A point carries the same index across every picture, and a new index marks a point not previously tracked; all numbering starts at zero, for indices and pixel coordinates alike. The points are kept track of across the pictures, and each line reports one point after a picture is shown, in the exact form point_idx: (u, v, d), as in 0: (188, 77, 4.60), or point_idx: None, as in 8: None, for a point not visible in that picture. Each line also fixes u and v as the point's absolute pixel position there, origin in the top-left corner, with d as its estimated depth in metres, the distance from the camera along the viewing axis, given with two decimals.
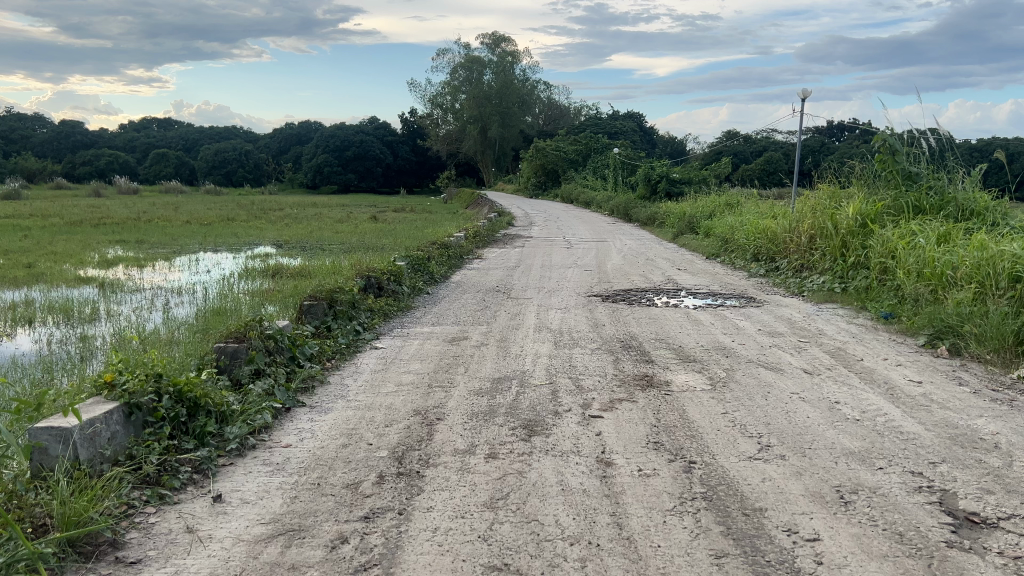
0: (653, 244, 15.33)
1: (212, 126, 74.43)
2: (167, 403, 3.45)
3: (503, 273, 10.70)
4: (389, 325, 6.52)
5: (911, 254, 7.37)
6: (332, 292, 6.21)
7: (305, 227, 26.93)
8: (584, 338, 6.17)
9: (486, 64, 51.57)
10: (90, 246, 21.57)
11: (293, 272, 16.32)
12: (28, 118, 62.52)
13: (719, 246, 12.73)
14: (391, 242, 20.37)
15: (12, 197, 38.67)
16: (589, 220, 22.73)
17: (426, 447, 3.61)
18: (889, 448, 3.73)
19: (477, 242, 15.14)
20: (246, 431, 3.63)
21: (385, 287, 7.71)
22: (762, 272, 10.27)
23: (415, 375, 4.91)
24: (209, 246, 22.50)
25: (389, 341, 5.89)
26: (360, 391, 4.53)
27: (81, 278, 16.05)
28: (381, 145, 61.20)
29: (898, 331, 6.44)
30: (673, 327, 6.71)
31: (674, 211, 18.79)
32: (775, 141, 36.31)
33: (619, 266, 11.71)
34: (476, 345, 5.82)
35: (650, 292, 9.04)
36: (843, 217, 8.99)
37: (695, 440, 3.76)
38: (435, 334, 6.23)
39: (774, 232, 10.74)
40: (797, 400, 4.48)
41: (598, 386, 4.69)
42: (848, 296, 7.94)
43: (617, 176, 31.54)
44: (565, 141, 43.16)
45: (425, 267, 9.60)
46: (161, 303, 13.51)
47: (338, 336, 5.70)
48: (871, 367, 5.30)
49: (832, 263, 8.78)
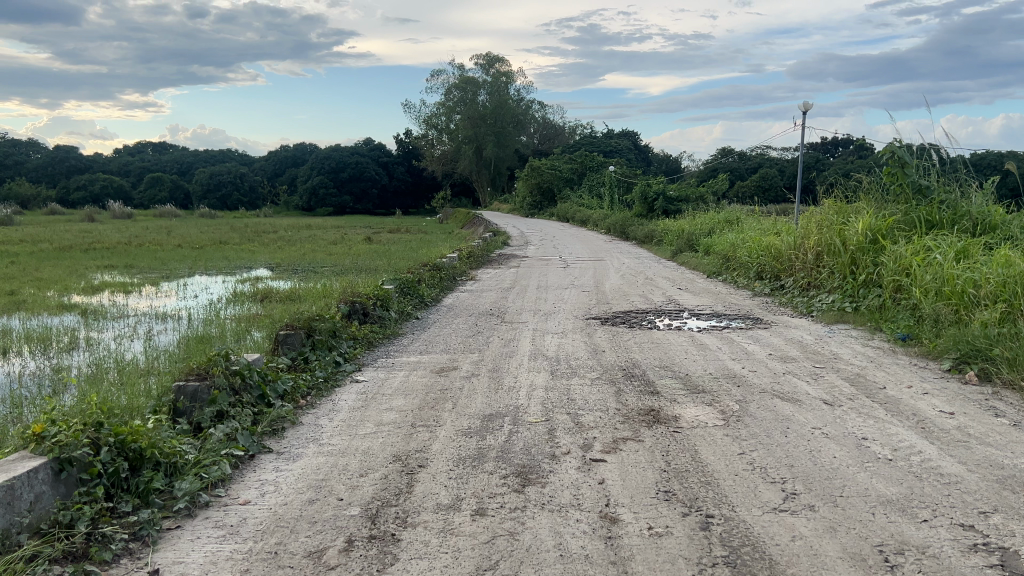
0: (652, 263, 14.94)
1: (207, 150, 74.27)
2: (105, 457, 3.01)
3: (497, 295, 10.28)
4: (373, 354, 6.07)
5: (929, 271, 6.96)
6: (310, 321, 5.77)
7: (297, 249, 26.53)
8: (583, 366, 5.72)
9: (480, 84, 51.40)
10: (78, 272, 21.12)
11: (283, 297, 15.88)
12: (22, 144, 62.23)
13: (721, 264, 12.33)
14: (385, 263, 19.98)
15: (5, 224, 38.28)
16: (586, 239, 22.38)
17: (405, 502, 3.15)
18: (932, 495, 3.28)
19: (472, 263, 14.74)
20: (199, 486, 3.18)
21: (370, 313, 7.27)
22: (767, 291, 9.86)
23: (397, 412, 4.46)
24: (199, 270, 22.06)
25: (372, 373, 5.45)
26: (338, 433, 4.09)
27: (64, 305, 15.62)
28: (375, 166, 60.99)
29: (919, 354, 6.00)
30: (678, 352, 6.27)
31: (672, 229, 18.42)
32: (770, 158, 36.14)
33: (618, 285, 11.30)
34: (466, 376, 5.36)
35: (651, 314, 8.63)
36: (851, 232, 8.57)
37: (710, 488, 3.32)
38: (423, 364, 5.77)
39: (779, 250, 10.34)
40: (820, 437, 4.04)
41: (599, 423, 4.24)
42: (861, 316, 7.52)
43: (613, 194, 31.25)
44: (560, 159, 42.93)
45: (415, 290, 9.17)
46: (144, 330, 13.05)
47: (316, 369, 5.25)
48: (896, 397, 4.85)
49: (841, 282, 8.37)
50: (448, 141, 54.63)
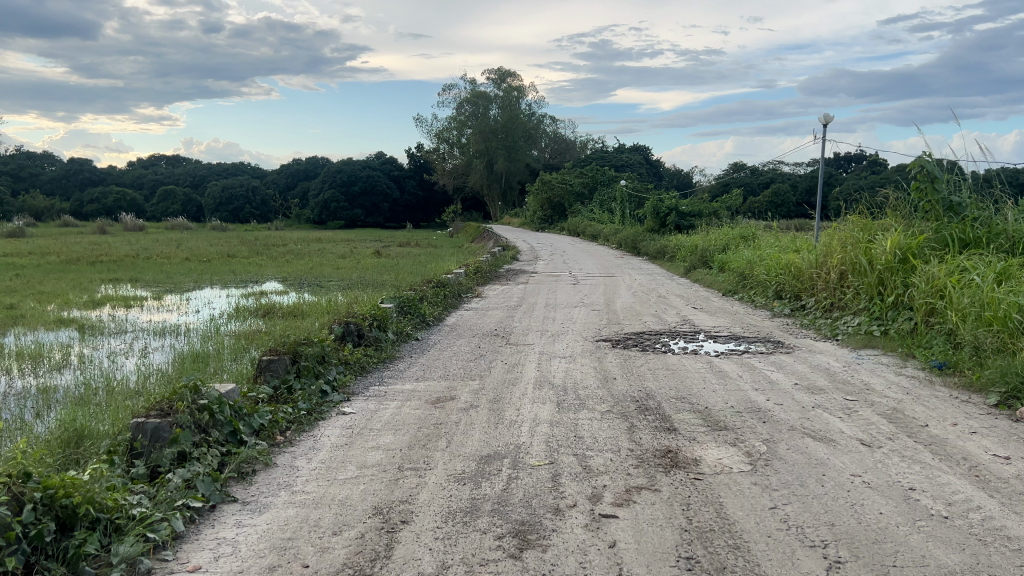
0: (665, 280, 14.46)
1: (220, 163, 74.39)
2: (27, 518, 2.56)
3: (504, 313, 9.84)
4: (364, 381, 5.61)
5: (966, 295, 6.47)
6: (295, 346, 5.31)
7: (305, 263, 26.16)
8: (592, 396, 5.24)
9: (492, 99, 51.03)
10: (82, 286, 20.77)
11: (286, 312, 15.46)
12: (36, 156, 62.35)
13: (737, 282, 11.84)
14: (393, 278, 19.55)
15: (16, 236, 38.16)
16: (597, 254, 21.92)
17: (381, 570, 2.69)
18: (1002, 566, 2.78)
19: (478, 278, 14.29)
20: (141, 549, 2.72)
21: (366, 335, 6.81)
22: (787, 312, 9.38)
23: (383, 452, 4.00)
24: (204, 284, 21.70)
25: (361, 403, 4.98)
26: (315, 479, 3.63)
27: (61, 319, 15.23)
28: (386, 179, 60.81)
29: (960, 385, 5.51)
30: (695, 381, 5.78)
31: (685, 245, 17.97)
32: (783, 173, 35.72)
33: (629, 304, 10.83)
34: (464, 408, 4.88)
35: (665, 336, 8.15)
36: (879, 250, 8.07)
37: (740, 556, 2.83)
38: (418, 394, 5.29)
39: (800, 268, 9.84)
40: (862, 488, 3.54)
41: (610, 468, 3.76)
42: (892, 340, 7.02)
43: (625, 210, 30.91)
44: (572, 174, 42.57)
45: (415, 309, 8.71)
46: (140, 347, 12.63)
47: (299, 400, 4.79)
48: (942, 436, 4.35)
49: (867, 303, 7.88)
50: (459, 155, 54.42)
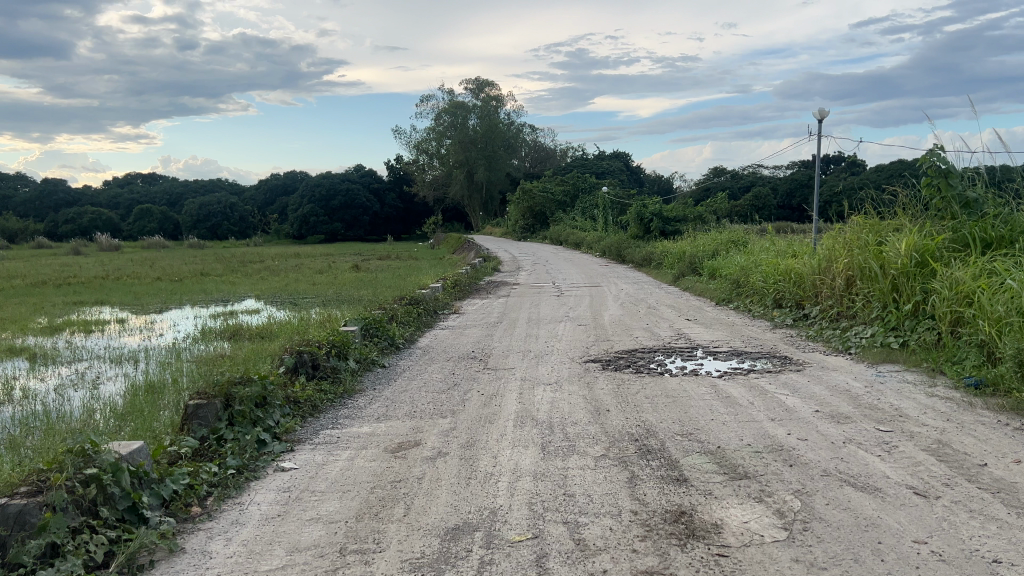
0: (653, 289, 13.72)
1: (197, 181, 73.12)
2: None
3: (482, 332, 9.02)
4: (314, 424, 4.77)
5: (1000, 301, 5.75)
6: (228, 387, 4.47)
7: (281, 280, 25.19)
8: (582, 435, 4.44)
9: (470, 109, 50.28)
10: (43, 310, 19.67)
11: (255, 334, 14.52)
12: (9, 177, 60.91)
13: (731, 290, 11.10)
14: (369, 293, 18.66)
15: None
16: (581, 263, 21.21)
17: None
18: None
19: (457, 293, 13.47)
20: None
21: (323, 365, 5.97)
22: (789, 322, 8.66)
23: (325, 527, 3.19)
24: (173, 305, 20.69)
25: (306, 456, 4.15)
26: (230, 573, 2.79)
27: (12, 348, 14.19)
28: (366, 192, 59.86)
29: (1005, 408, 4.79)
30: (701, 411, 5.00)
31: (671, 251, 17.29)
32: (763, 176, 35.34)
33: (618, 317, 10.05)
34: (430, 457, 4.07)
35: (660, 353, 7.38)
36: (893, 253, 7.34)
37: None
38: (377, 439, 4.46)
39: (801, 274, 9.12)
40: (935, 564, 2.76)
41: (610, 541, 2.97)
42: (914, 355, 6.31)
43: (607, 216, 30.24)
44: (553, 182, 41.93)
45: (383, 330, 7.86)
46: (92, 377, 11.65)
47: (229, 456, 3.96)
48: (1010, 479, 3.59)
49: (880, 311, 7.17)
50: (439, 166, 53.63)
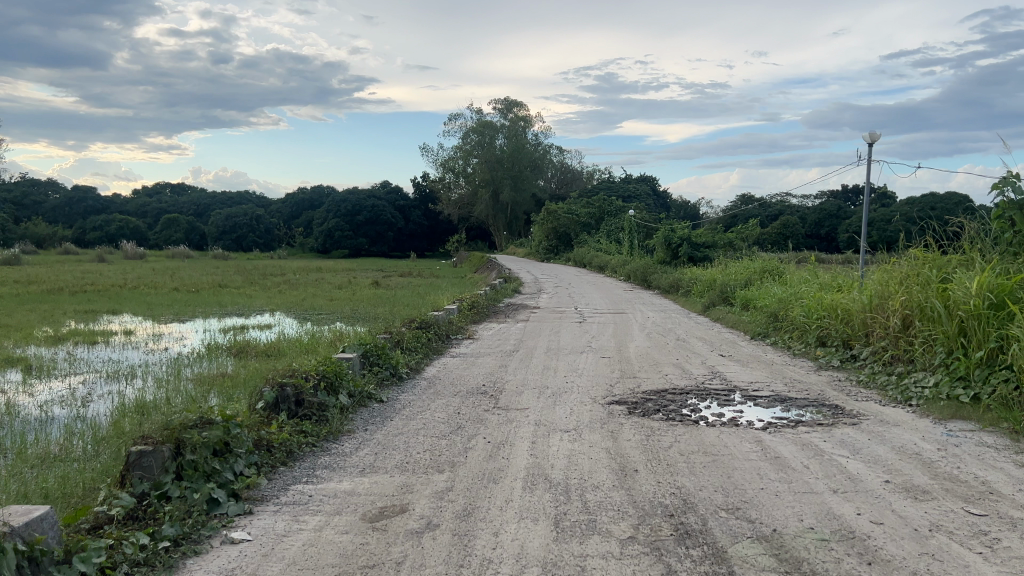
0: (681, 318, 12.95)
1: (225, 193, 73.36)
2: None
3: (495, 361, 8.26)
4: (282, 478, 4.01)
5: None
6: (180, 432, 3.74)
7: (298, 294, 24.62)
8: (606, 506, 3.64)
9: (498, 129, 49.85)
10: (52, 319, 19.17)
11: (261, 351, 13.87)
12: (42, 183, 61.44)
13: (768, 323, 10.24)
14: (385, 312, 17.99)
15: (14, 263, 36.99)
16: (605, 287, 20.44)
17: None
18: None
19: (473, 316, 12.74)
20: None
21: (308, 401, 5.23)
22: (836, 363, 7.82)
23: None
24: (185, 316, 20.13)
25: (265, 522, 3.39)
26: None
27: (10, 357, 13.66)
28: (391, 209, 59.54)
29: None
30: (748, 476, 4.18)
31: (701, 278, 16.49)
32: (792, 206, 34.49)
33: (645, 349, 9.23)
34: (415, 532, 3.29)
35: (693, 395, 6.56)
36: (960, 291, 6.48)
37: None
38: (356, 500, 3.69)
39: (849, 311, 8.27)
40: None
41: None
42: (990, 412, 5.43)
43: (633, 240, 29.48)
44: (578, 203, 41.28)
45: (385, 359, 7.12)
46: (84, 391, 11.01)
47: (165, 524, 3.21)
48: None
49: (945, 358, 6.31)
50: (464, 185, 53.19)
